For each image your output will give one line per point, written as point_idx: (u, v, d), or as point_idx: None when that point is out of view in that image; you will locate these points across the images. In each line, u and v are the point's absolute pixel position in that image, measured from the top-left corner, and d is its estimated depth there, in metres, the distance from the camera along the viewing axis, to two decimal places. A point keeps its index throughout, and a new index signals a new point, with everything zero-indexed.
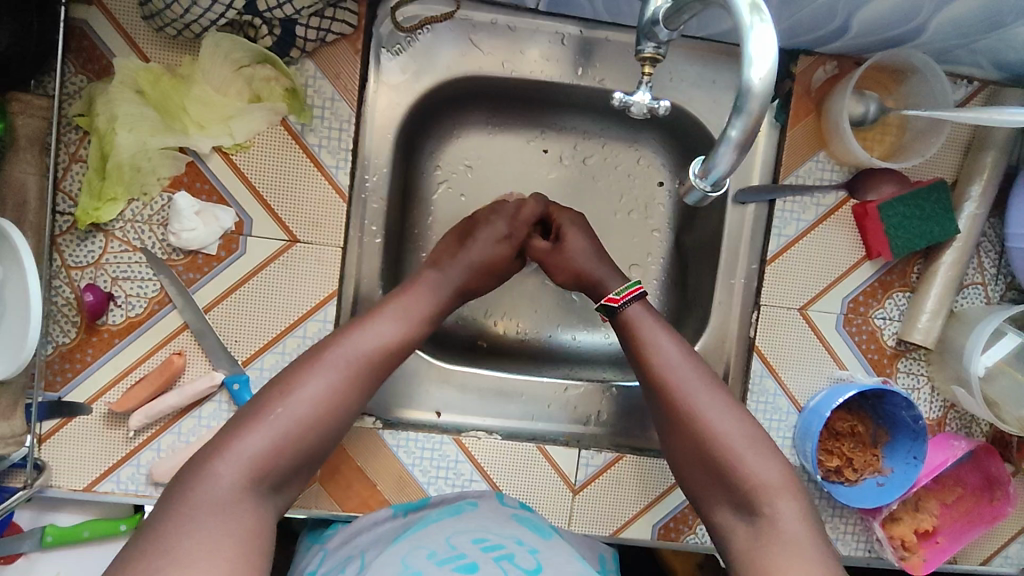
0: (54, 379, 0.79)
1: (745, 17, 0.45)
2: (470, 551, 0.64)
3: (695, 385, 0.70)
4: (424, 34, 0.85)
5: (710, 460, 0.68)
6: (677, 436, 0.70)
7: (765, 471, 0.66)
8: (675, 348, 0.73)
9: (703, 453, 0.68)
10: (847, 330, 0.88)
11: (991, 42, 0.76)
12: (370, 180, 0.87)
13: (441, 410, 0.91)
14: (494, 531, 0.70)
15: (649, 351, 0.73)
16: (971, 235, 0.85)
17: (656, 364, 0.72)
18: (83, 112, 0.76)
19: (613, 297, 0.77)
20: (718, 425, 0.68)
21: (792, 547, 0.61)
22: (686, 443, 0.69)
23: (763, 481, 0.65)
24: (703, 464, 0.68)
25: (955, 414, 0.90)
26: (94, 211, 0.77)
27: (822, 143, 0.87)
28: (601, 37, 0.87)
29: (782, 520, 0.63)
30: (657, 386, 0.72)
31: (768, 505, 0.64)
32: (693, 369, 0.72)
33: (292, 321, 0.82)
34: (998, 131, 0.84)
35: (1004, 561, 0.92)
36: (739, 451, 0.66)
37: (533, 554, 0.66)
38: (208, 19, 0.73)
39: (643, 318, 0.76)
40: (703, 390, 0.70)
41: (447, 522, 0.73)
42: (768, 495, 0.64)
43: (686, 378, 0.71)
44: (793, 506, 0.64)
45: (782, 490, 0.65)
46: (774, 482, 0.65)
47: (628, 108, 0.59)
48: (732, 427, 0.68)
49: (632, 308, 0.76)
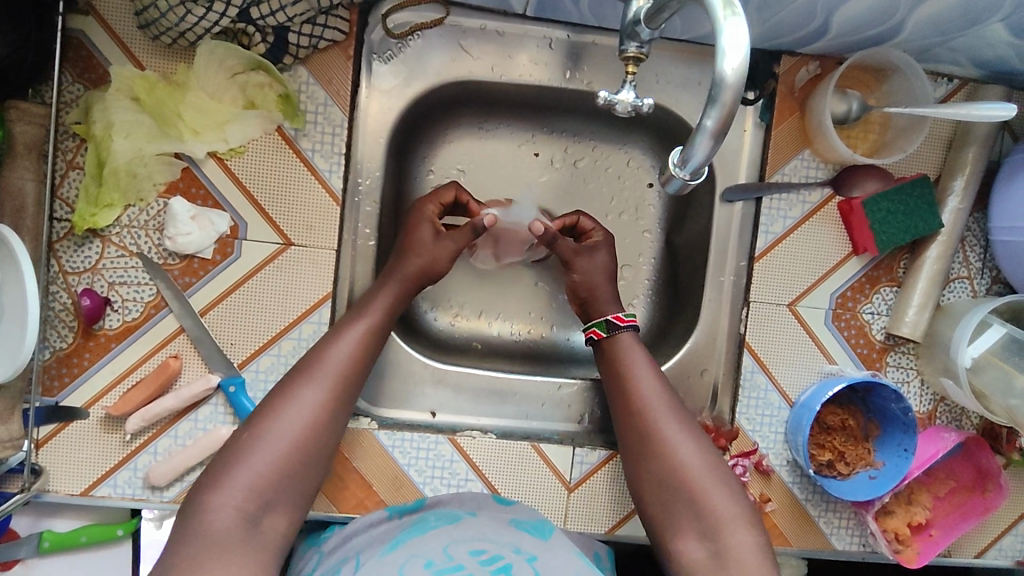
0: (51, 384, 0.80)
1: (718, 11, 0.46)
2: (468, 563, 0.65)
3: (668, 417, 0.76)
4: (415, 40, 0.87)
5: (679, 492, 0.72)
6: (647, 467, 0.75)
7: (730, 506, 0.70)
8: (655, 384, 0.78)
9: (670, 484, 0.73)
10: (836, 325, 0.89)
11: (968, 40, 0.78)
12: (363, 184, 0.89)
13: (435, 410, 0.92)
14: (493, 539, 0.71)
15: (631, 386, 0.78)
16: (954, 229, 0.86)
17: (637, 400, 0.78)
18: (80, 119, 0.78)
19: (619, 317, 0.83)
20: (687, 457, 0.73)
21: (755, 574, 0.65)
22: (653, 474, 0.74)
23: (728, 516, 0.69)
24: (670, 492, 0.72)
25: (945, 407, 0.91)
26: (91, 217, 0.78)
27: (806, 142, 0.88)
28: (589, 41, 0.89)
29: (741, 548, 0.67)
30: (636, 418, 0.77)
31: (730, 535, 0.68)
32: (669, 405, 0.77)
33: (287, 323, 0.83)
34: (979, 126, 0.85)
35: (999, 554, 0.93)
36: (706, 484, 0.71)
37: (531, 562, 0.67)
38: (202, 27, 0.75)
39: (631, 351, 0.81)
40: (676, 423, 0.76)
41: (446, 529, 0.73)
42: (731, 526, 0.69)
43: (661, 413, 0.76)
44: (752, 537, 0.68)
45: (744, 524, 0.69)
46: (737, 516, 0.70)
47: (613, 106, 0.62)
48: (701, 461, 0.73)
49: (624, 336, 0.82)
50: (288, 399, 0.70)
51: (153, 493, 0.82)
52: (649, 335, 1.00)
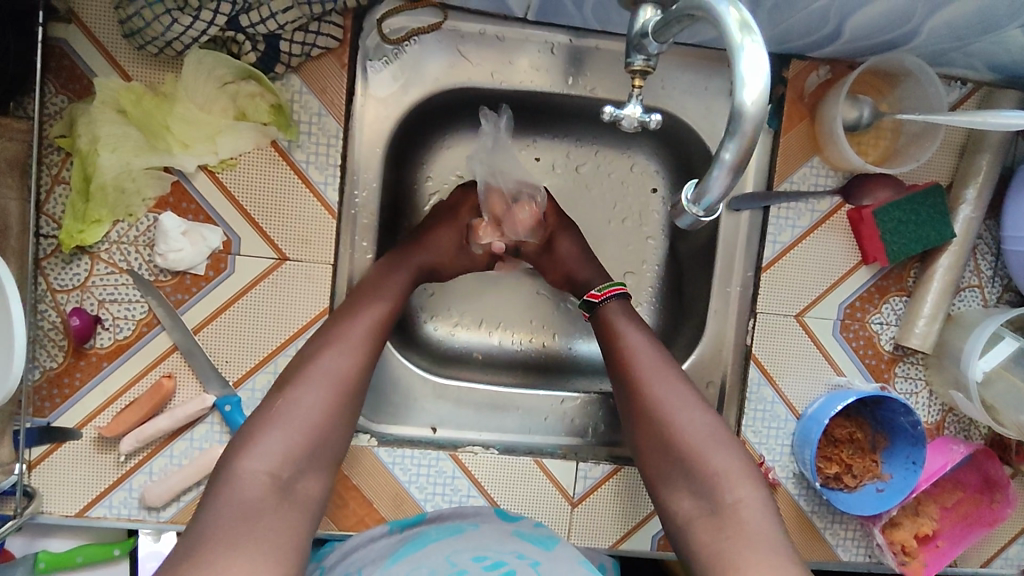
0: (42, 405, 0.78)
1: (735, 36, 0.44)
2: (471, 568, 0.65)
3: (657, 372, 0.74)
4: (412, 45, 0.83)
5: (671, 450, 0.70)
6: (640, 426, 0.73)
7: (725, 460, 0.68)
8: (644, 341, 0.76)
9: (665, 443, 0.70)
10: (844, 336, 0.88)
11: (986, 45, 0.75)
12: (360, 195, 0.86)
13: (436, 425, 0.90)
14: (494, 547, 0.70)
15: (619, 345, 0.76)
16: (967, 238, 0.84)
17: (626, 357, 0.75)
18: (65, 133, 0.75)
19: (597, 293, 0.81)
20: (678, 414, 0.71)
21: (758, 539, 0.63)
22: (649, 435, 0.72)
23: (724, 471, 0.67)
24: (666, 452, 0.70)
25: (953, 418, 0.90)
26: (79, 234, 0.75)
27: (816, 148, 0.86)
28: (591, 45, 0.86)
29: (742, 508, 0.65)
30: (626, 378, 0.75)
31: (729, 494, 0.66)
32: (658, 360, 0.75)
33: (283, 339, 0.81)
34: (994, 133, 0.83)
35: (1005, 563, 0.92)
36: (699, 441, 0.69)
37: (535, 567, 0.67)
38: (189, 36, 0.72)
39: (619, 312, 0.79)
40: (665, 378, 0.73)
41: (448, 541, 0.72)
42: (729, 484, 0.67)
43: (649, 369, 0.74)
44: (754, 495, 0.66)
45: (742, 479, 0.67)
46: (734, 470, 0.67)
47: (619, 121, 0.59)
48: (692, 417, 0.71)
49: (613, 302, 0.80)
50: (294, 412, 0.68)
51: (150, 513, 0.80)
52: None
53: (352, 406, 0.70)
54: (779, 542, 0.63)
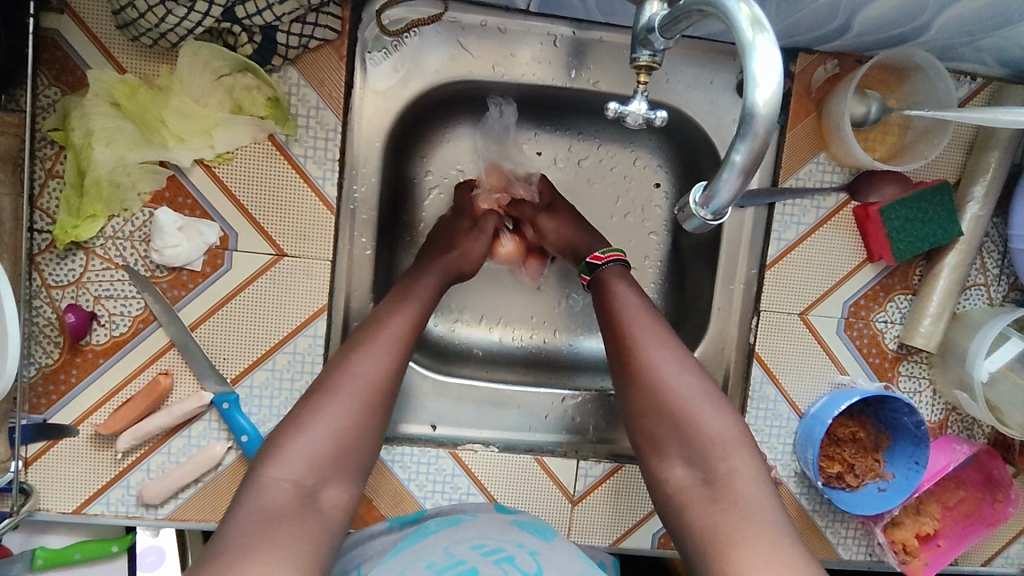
0: (38, 402, 0.77)
1: (747, 33, 0.42)
2: (469, 556, 0.63)
3: (651, 334, 0.72)
4: (411, 37, 0.82)
5: (665, 417, 0.68)
6: (632, 391, 0.71)
7: (720, 428, 0.66)
8: (642, 307, 0.74)
9: (656, 406, 0.69)
10: (848, 334, 0.87)
11: (997, 40, 0.74)
12: (359, 190, 0.85)
13: (436, 423, 0.89)
14: (493, 537, 0.69)
15: (614, 306, 0.74)
16: (974, 236, 0.83)
17: (620, 318, 0.73)
18: (58, 126, 0.73)
19: (598, 257, 0.79)
20: (675, 380, 0.69)
21: (752, 510, 0.61)
22: (639, 397, 0.70)
23: (720, 440, 0.66)
24: (657, 416, 0.69)
25: (956, 417, 0.89)
26: (73, 229, 0.74)
27: (822, 144, 0.84)
28: (595, 37, 0.84)
29: (737, 479, 0.64)
30: (619, 338, 0.73)
31: (723, 463, 0.65)
32: (653, 323, 0.73)
33: (281, 337, 0.80)
34: (1003, 130, 0.82)
35: (1005, 562, 0.92)
36: (693, 405, 0.67)
37: (533, 555, 0.65)
38: (184, 27, 0.70)
39: (614, 276, 0.77)
40: (659, 340, 0.71)
41: (447, 532, 0.71)
42: (724, 452, 0.65)
43: (643, 329, 0.72)
44: (750, 467, 0.65)
45: (737, 448, 0.65)
46: (730, 439, 0.66)
47: (624, 118, 0.58)
48: (689, 384, 0.69)
49: (612, 267, 0.78)
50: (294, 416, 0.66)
51: (147, 510, 0.80)
52: None
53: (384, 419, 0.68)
54: (775, 518, 0.61)
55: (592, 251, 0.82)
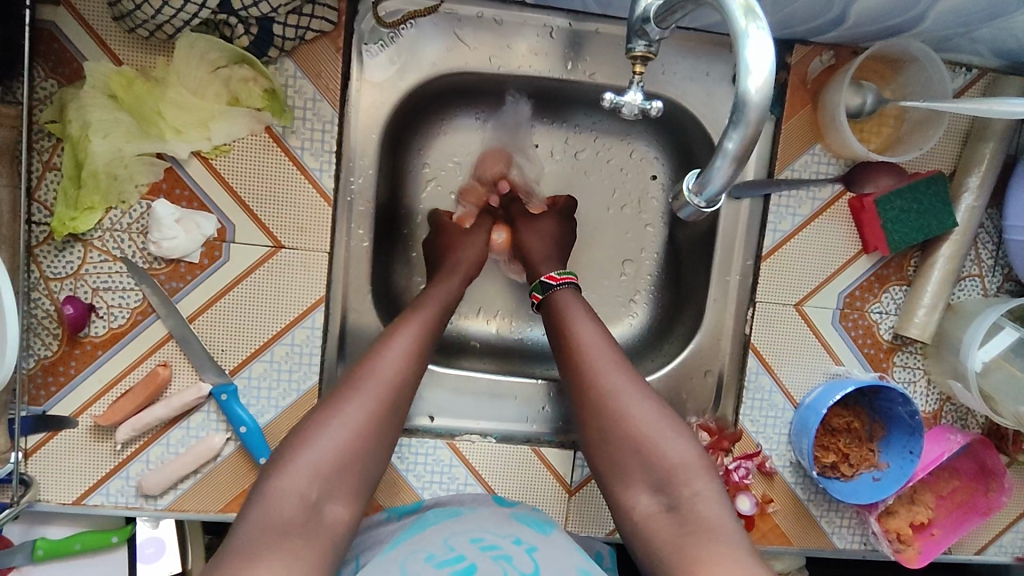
0: (37, 393, 0.77)
1: (739, 21, 0.43)
2: (468, 551, 0.64)
3: (605, 362, 0.72)
4: (408, 29, 0.82)
5: (624, 444, 0.68)
6: (591, 419, 0.71)
7: (680, 453, 0.67)
8: (598, 335, 0.74)
9: (615, 434, 0.69)
10: (843, 325, 0.87)
11: (992, 31, 0.74)
12: (356, 182, 0.85)
13: (434, 414, 0.90)
14: (493, 531, 0.70)
15: (569, 334, 0.75)
16: (968, 227, 0.83)
17: (575, 346, 0.74)
18: (55, 118, 0.74)
19: (552, 277, 0.81)
20: (631, 407, 0.69)
21: (716, 531, 0.61)
22: (598, 425, 0.70)
23: (681, 466, 0.66)
24: (617, 443, 0.69)
25: (951, 407, 0.90)
26: (71, 221, 0.74)
27: (817, 136, 0.84)
28: (591, 29, 0.84)
29: (701, 502, 0.64)
30: (575, 367, 0.73)
31: (686, 486, 0.65)
32: (608, 350, 0.73)
33: (280, 328, 0.80)
34: (998, 121, 0.82)
35: (999, 550, 0.93)
36: (652, 431, 0.68)
37: (531, 551, 0.66)
38: (180, 19, 0.70)
39: (570, 302, 0.78)
40: (613, 367, 0.72)
41: (446, 525, 0.72)
42: (687, 475, 0.65)
43: (597, 357, 0.73)
44: (711, 487, 0.65)
45: (699, 471, 0.66)
46: (690, 464, 0.66)
47: (619, 108, 0.58)
48: (646, 411, 0.69)
49: (564, 291, 0.80)
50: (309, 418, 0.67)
51: (146, 501, 0.80)
52: (650, 332, 0.98)
53: (391, 418, 0.68)
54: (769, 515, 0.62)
55: (548, 271, 0.84)
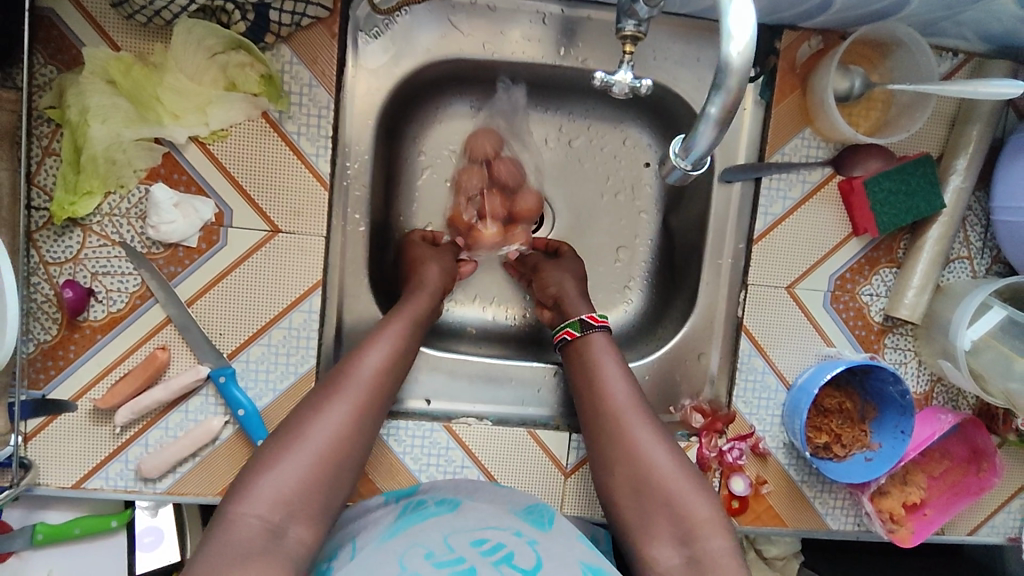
0: (37, 377, 0.78)
1: None
2: (468, 553, 0.63)
3: (634, 414, 0.74)
4: (402, 16, 0.83)
5: (651, 496, 0.69)
6: (619, 470, 0.72)
7: (706, 508, 0.67)
8: (626, 385, 0.76)
9: (641, 485, 0.70)
10: (834, 307, 0.88)
11: (977, 13, 0.75)
12: (351, 167, 0.86)
13: (430, 397, 0.91)
14: (492, 526, 0.70)
15: (600, 382, 0.77)
16: (956, 209, 0.85)
17: (605, 396, 0.76)
18: (54, 104, 0.75)
19: (596, 318, 0.83)
20: (659, 459, 0.71)
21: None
22: (624, 475, 0.71)
23: (703, 520, 0.66)
24: (643, 495, 0.70)
25: (942, 388, 0.91)
26: (70, 206, 0.75)
27: (807, 120, 0.86)
28: (583, 15, 0.86)
29: (718, 554, 0.64)
30: (605, 416, 0.75)
31: (705, 539, 0.65)
32: (636, 402, 0.75)
33: (278, 311, 0.81)
34: (984, 103, 0.83)
35: (991, 531, 0.93)
36: (679, 485, 0.69)
37: (531, 546, 0.67)
38: (178, 5, 0.71)
39: (601, 350, 0.80)
40: (642, 421, 0.74)
41: (446, 517, 0.72)
42: (708, 530, 0.66)
43: (627, 410, 0.74)
44: (727, 540, 0.65)
45: (721, 527, 0.66)
46: (714, 519, 0.67)
47: (610, 88, 0.60)
48: (674, 466, 0.70)
49: (597, 334, 0.81)
50: (309, 416, 0.68)
51: (146, 484, 0.81)
52: (644, 318, 0.99)
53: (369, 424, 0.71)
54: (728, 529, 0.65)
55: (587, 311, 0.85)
